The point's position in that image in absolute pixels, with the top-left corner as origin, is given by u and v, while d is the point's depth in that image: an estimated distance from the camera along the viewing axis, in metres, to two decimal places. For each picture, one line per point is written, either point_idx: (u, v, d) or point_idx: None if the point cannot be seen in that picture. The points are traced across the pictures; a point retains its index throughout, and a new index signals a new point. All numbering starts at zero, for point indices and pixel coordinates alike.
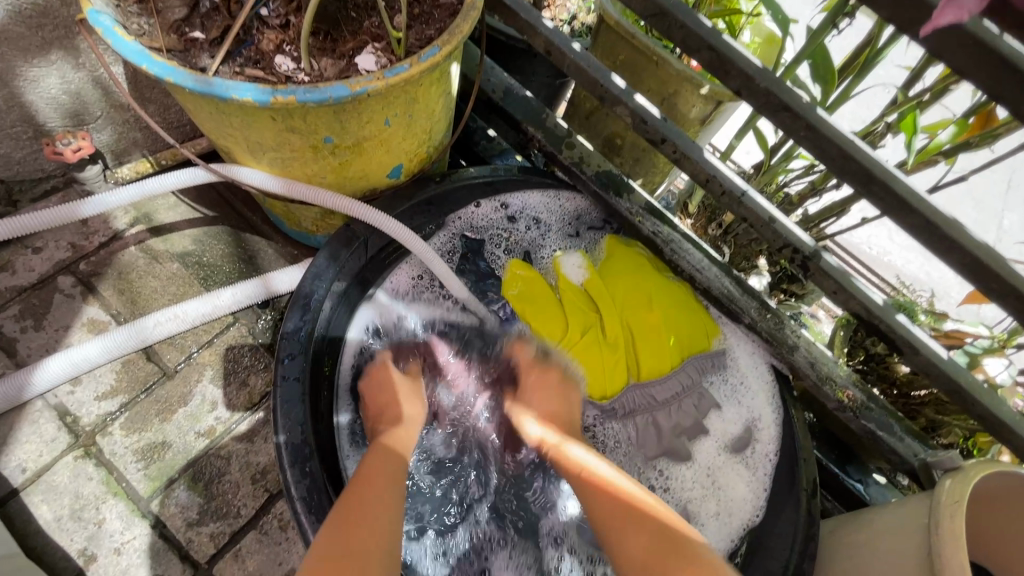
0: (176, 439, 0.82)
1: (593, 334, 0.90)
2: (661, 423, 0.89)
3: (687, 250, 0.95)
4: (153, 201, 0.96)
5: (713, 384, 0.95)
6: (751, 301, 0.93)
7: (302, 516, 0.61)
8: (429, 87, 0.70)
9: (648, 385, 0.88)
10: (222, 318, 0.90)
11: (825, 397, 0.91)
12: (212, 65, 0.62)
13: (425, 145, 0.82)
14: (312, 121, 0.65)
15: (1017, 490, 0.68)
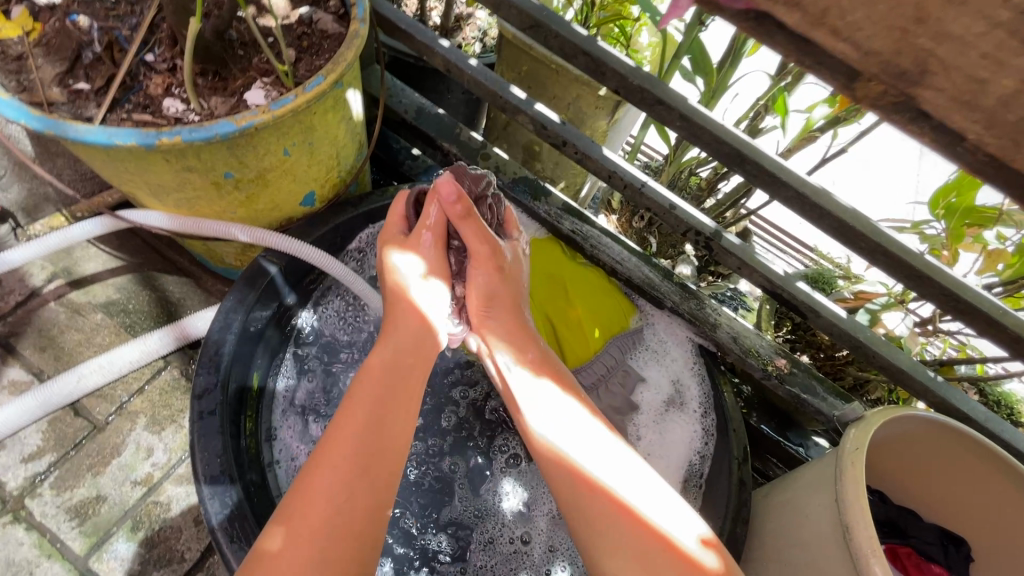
0: (111, 492, 0.80)
1: None
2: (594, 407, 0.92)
3: (605, 243, 1.00)
4: (72, 254, 0.96)
5: (637, 362, 0.99)
6: (672, 285, 0.99)
7: (225, 546, 0.61)
8: (324, 113, 0.73)
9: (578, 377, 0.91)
10: (152, 364, 0.90)
11: (751, 368, 0.96)
12: (96, 117, 0.63)
13: (335, 170, 0.84)
14: (206, 159, 0.66)
15: (918, 427, 0.73)
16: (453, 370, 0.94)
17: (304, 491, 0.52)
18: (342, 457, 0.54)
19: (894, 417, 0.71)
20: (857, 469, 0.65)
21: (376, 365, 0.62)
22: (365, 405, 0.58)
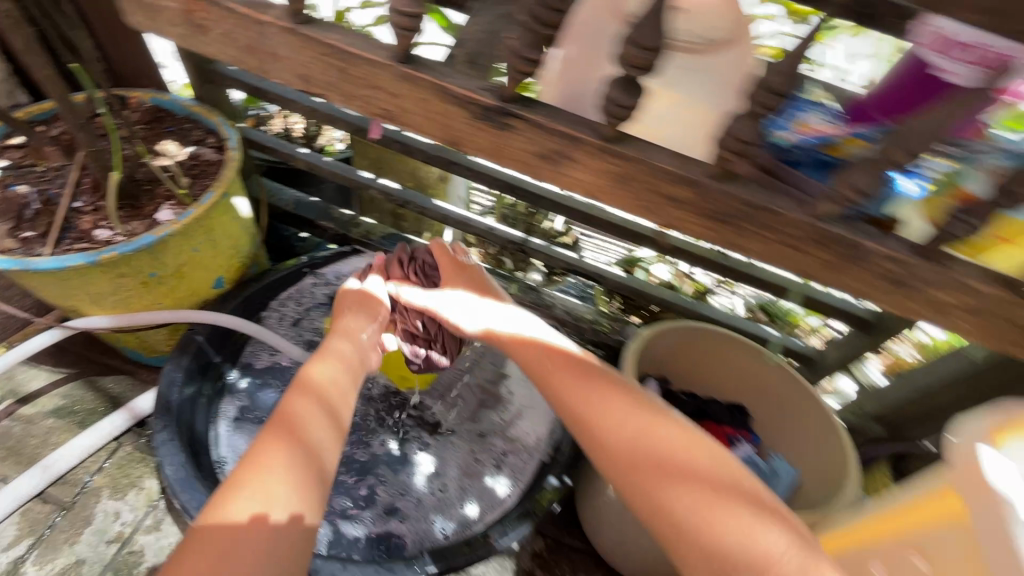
0: (90, 553, 0.96)
1: None
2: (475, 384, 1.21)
3: None
4: (16, 376, 1.12)
5: None
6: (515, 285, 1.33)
7: None
8: (218, 216, 1.01)
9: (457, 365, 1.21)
10: (107, 446, 1.07)
11: (582, 328, 1.31)
12: (45, 253, 0.87)
13: (236, 257, 1.11)
14: (134, 265, 0.92)
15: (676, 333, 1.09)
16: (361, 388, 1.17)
17: (254, 474, 0.60)
18: (286, 443, 0.63)
19: (657, 331, 1.07)
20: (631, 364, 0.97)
21: (313, 380, 0.71)
22: (305, 409, 0.67)
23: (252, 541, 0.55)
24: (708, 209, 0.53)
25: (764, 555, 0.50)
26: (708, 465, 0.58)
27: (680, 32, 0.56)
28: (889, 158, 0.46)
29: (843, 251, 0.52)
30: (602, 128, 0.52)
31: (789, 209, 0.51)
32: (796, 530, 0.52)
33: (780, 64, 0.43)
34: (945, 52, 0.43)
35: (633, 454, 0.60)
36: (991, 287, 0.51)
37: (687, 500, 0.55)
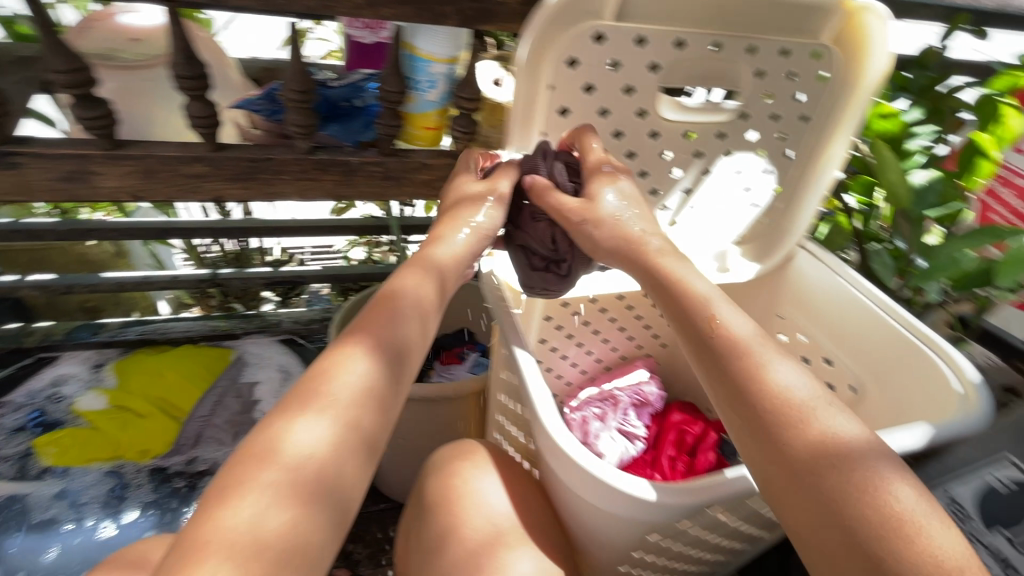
0: None
1: (129, 422, 1.15)
2: (222, 419, 1.20)
3: (170, 326, 1.35)
4: None
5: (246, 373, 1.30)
6: (238, 320, 1.40)
7: None
8: None
9: (196, 412, 1.19)
10: None
11: (315, 329, 1.45)
12: None
13: None
14: None
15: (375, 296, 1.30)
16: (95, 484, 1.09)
17: (236, 490, 0.45)
18: (267, 461, 0.47)
19: (358, 301, 1.26)
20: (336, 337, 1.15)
21: (364, 321, 0.59)
22: (328, 372, 0.54)
23: (225, 548, 0.41)
24: (232, 173, 0.71)
25: (831, 436, 0.48)
26: (739, 364, 0.54)
27: (132, 49, 0.74)
28: (290, 98, 0.65)
29: (338, 170, 0.74)
30: (101, 141, 0.65)
31: (282, 154, 0.71)
32: (803, 373, 0.54)
33: (174, 57, 0.59)
34: (353, 25, 0.73)
35: (716, 359, 0.56)
36: (435, 160, 0.77)
37: (742, 336, 0.56)
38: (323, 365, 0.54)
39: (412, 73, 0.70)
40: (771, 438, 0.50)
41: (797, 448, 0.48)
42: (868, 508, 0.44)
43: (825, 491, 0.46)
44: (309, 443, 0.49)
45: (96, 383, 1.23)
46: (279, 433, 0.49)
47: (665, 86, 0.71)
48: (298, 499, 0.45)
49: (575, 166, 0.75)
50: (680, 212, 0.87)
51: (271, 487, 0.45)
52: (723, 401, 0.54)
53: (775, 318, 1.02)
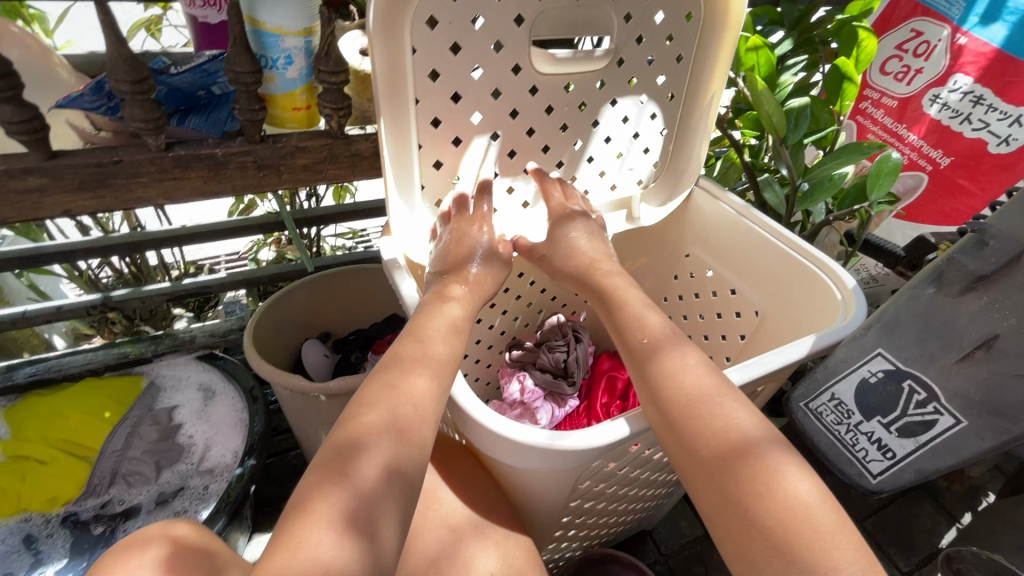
0: None
1: (31, 471, 1.05)
2: (139, 450, 1.12)
3: (67, 360, 1.23)
4: None
5: (164, 399, 1.24)
6: (144, 342, 1.30)
7: None
8: None
9: (109, 447, 1.11)
10: None
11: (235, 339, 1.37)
12: None
13: None
14: None
15: (292, 294, 1.25)
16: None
17: (307, 530, 0.47)
18: (331, 493, 0.50)
19: (273, 301, 1.20)
20: (251, 343, 1.10)
21: (405, 353, 0.63)
22: (377, 403, 0.58)
23: (313, 550, 0.45)
24: (77, 183, 0.64)
25: (724, 422, 0.58)
26: (660, 367, 0.65)
27: None
28: (123, 90, 0.59)
29: (203, 165, 0.69)
30: None
31: (132, 154, 0.65)
32: (716, 370, 0.64)
33: None
34: (194, 4, 0.68)
35: (645, 365, 0.66)
36: (310, 142, 0.73)
37: (673, 347, 0.67)
38: (371, 395, 0.59)
39: (264, 50, 0.65)
40: (677, 428, 0.60)
41: (699, 433, 0.58)
42: (747, 478, 0.54)
43: (715, 474, 0.57)
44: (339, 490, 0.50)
45: None
46: (345, 456, 0.52)
47: (534, 38, 0.70)
48: (372, 517, 0.49)
49: (457, 131, 0.73)
50: (575, 166, 0.88)
51: (341, 511, 0.48)
52: (659, 419, 0.61)
53: (684, 257, 1.06)
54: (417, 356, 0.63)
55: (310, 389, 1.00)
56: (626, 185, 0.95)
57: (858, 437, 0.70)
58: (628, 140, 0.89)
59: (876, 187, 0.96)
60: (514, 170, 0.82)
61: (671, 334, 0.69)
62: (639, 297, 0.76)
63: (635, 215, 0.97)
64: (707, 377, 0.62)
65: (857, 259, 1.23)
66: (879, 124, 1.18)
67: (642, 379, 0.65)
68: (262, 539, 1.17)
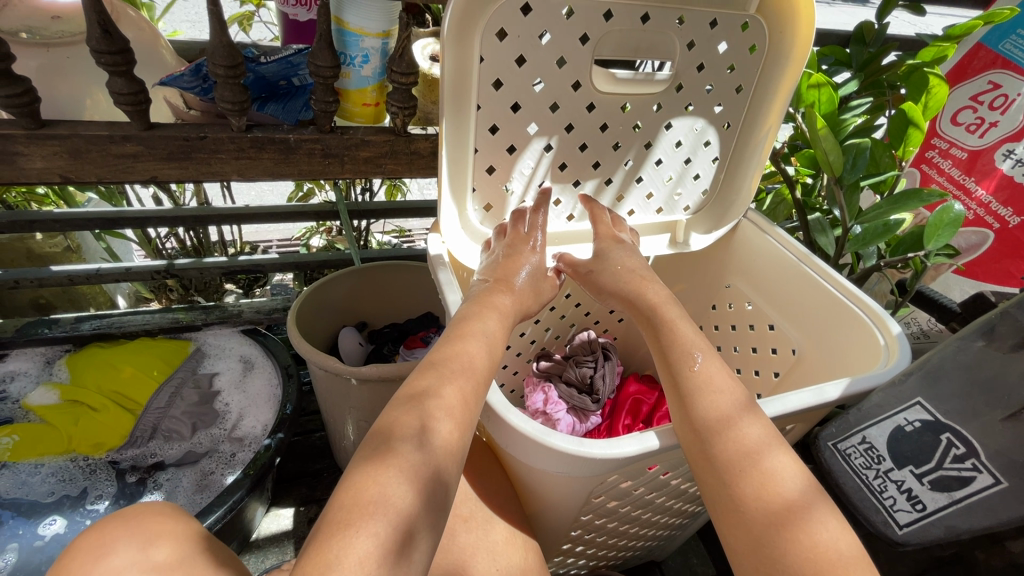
0: None
1: (84, 416, 1.14)
2: (180, 410, 1.19)
3: (127, 319, 1.33)
4: None
5: (207, 366, 1.31)
6: (197, 311, 1.38)
7: None
8: None
9: (153, 403, 1.18)
10: None
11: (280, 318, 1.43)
12: None
13: None
14: None
15: (339, 280, 1.30)
16: (46, 478, 1.08)
17: (361, 513, 0.48)
18: (386, 478, 0.51)
19: (319, 285, 1.26)
20: (294, 322, 1.15)
21: (450, 350, 0.65)
22: (442, 399, 0.59)
23: (376, 542, 0.47)
24: (165, 153, 0.71)
25: (765, 471, 0.57)
26: (709, 398, 0.64)
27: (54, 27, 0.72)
28: (218, 74, 0.65)
29: (276, 149, 0.75)
30: (26, 121, 0.65)
31: (216, 132, 0.71)
32: (761, 415, 0.62)
33: (93, 34, 0.60)
34: (287, 2, 0.74)
35: (685, 394, 0.66)
36: (375, 136, 0.78)
37: (714, 377, 0.67)
38: (434, 389, 0.60)
39: (344, 48, 0.70)
40: (715, 464, 0.59)
41: (738, 475, 0.58)
42: (785, 527, 0.54)
43: (747, 519, 0.56)
44: (395, 479, 0.51)
45: (49, 379, 1.23)
46: (398, 448, 0.54)
47: (596, 57, 0.73)
48: (434, 519, 0.52)
49: (512, 140, 0.76)
50: (624, 186, 0.89)
51: (409, 508, 0.50)
52: (695, 453, 0.61)
53: (724, 288, 1.06)
54: (467, 355, 0.65)
55: (343, 371, 1.04)
56: (673, 210, 0.96)
57: (888, 484, 0.67)
58: (679, 165, 0.90)
59: (933, 238, 0.92)
60: (562, 184, 0.85)
61: (716, 365, 0.68)
62: (683, 322, 0.75)
63: (680, 240, 0.98)
64: (749, 419, 0.61)
65: (908, 310, 1.18)
66: (944, 176, 1.14)
67: (683, 407, 0.64)
68: (279, 513, 1.21)
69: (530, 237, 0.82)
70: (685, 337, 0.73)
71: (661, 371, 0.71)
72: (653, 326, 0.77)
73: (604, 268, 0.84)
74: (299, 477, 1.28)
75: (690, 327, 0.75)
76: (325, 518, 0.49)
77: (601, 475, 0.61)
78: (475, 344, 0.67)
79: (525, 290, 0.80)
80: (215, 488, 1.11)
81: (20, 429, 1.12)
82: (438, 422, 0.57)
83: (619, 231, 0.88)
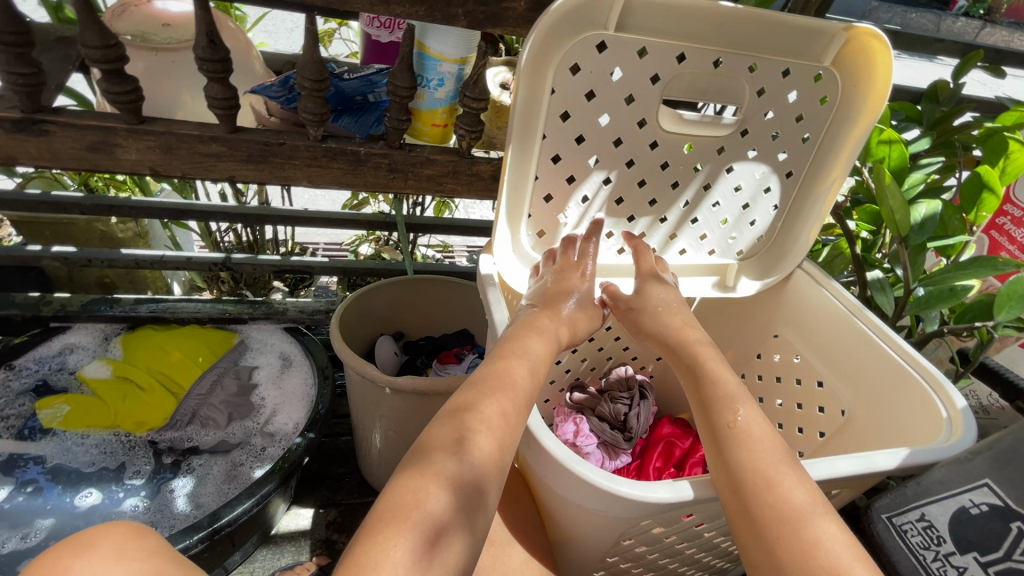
0: None
1: (131, 394, 1.20)
2: (219, 398, 1.23)
3: (181, 305, 1.39)
4: None
5: (249, 359, 1.35)
6: (245, 305, 1.44)
7: None
8: None
9: (196, 389, 1.22)
10: None
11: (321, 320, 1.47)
12: None
13: None
14: None
15: (383, 288, 1.34)
16: (89, 450, 1.13)
17: (398, 523, 0.48)
18: (425, 486, 0.51)
19: (365, 292, 1.30)
20: (337, 326, 1.18)
21: (492, 368, 0.66)
22: (483, 415, 0.59)
23: (408, 553, 0.46)
24: (245, 155, 0.75)
25: (807, 537, 0.55)
26: (748, 451, 0.61)
27: (165, 33, 0.80)
28: (304, 87, 0.69)
29: (345, 160, 0.78)
30: (127, 116, 0.70)
31: (294, 140, 0.75)
32: (805, 475, 0.60)
33: (199, 42, 0.64)
34: (372, 25, 0.78)
35: (723, 444, 0.63)
36: (440, 155, 0.80)
37: (757, 429, 0.64)
38: (478, 404, 0.60)
39: (422, 71, 0.73)
40: (754, 521, 0.57)
41: (781, 536, 0.55)
42: None
43: None
44: (435, 489, 0.51)
45: (104, 354, 1.30)
46: (436, 460, 0.54)
47: (663, 98, 0.73)
48: (470, 535, 0.51)
49: (572, 170, 0.77)
50: (678, 225, 0.89)
51: (443, 518, 0.49)
52: (731, 507, 0.59)
53: (771, 338, 1.02)
54: (509, 372, 0.65)
55: (378, 378, 1.06)
56: (724, 253, 0.94)
57: (946, 570, 0.62)
58: (735, 209, 0.89)
59: (1004, 309, 0.87)
60: (616, 217, 0.85)
61: (758, 418, 0.66)
62: (726, 369, 0.73)
63: (729, 284, 0.96)
64: (795, 478, 0.59)
65: (969, 382, 1.11)
66: (1016, 245, 1.08)
67: (721, 456, 0.62)
68: (299, 512, 1.22)
69: (580, 265, 0.82)
70: (726, 384, 0.71)
71: (699, 418, 0.69)
72: (694, 370, 0.75)
73: (645, 307, 0.83)
74: (321, 478, 1.30)
75: (732, 376, 0.73)
76: (365, 525, 0.49)
77: (635, 519, 0.59)
78: (519, 363, 0.67)
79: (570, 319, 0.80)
80: (244, 479, 1.13)
81: (73, 400, 1.18)
82: (479, 437, 0.57)
83: (662, 270, 0.86)
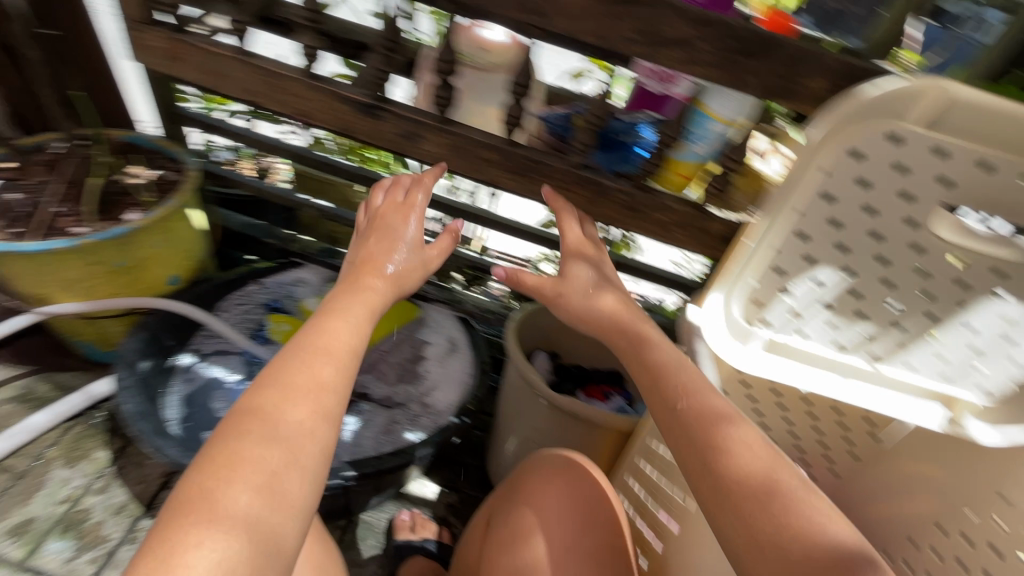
0: (40, 512, 1.08)
1: None
2: (395, 360, 1.41)
3: None
4: None
5: (423, 334, 1.49)
6: (432, 287, 1.62)
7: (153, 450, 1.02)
8: (177, 221, 1.24)
9: (380, 345, 1.41)
10: (61, 425, 1.20)
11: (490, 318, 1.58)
12: (35, 239, 1.08)
13: (187, 260, 1.33)
14: (104, 254, 1.13)
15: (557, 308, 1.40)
16: None
17: (237, 451, 0.52)
18: (239, 402, 0.58)
19: (540, 306, 1.37)
20: (513, 330, 1.27)
21: (327, 317, 0.71)
22: (293, 366, 0.62)
23: (248, 487, 0.50)
24: (513, 166, 0.84)
25: None
26: (790, 527, 0.51)
27: (481, 56, 0.79)
28: (588, 120, 0.80)
29: (592, 190, 0.84)
30: (437, 115, 0.82)
31: (555, 163, 0.82)
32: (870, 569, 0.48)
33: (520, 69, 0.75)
34: (647, 74, 0.80)
35: (767, 502, 0.54)
36: (679, 205, 0.83)
37: (811, 509, 0.53)
38: (289, 356, 0.63)
39: (691, 126, 0.78)
40: None
41: None
42: None
43: None
44: (277, 419, 0.56)
45: (320, 292, 1.55)
46: (297, 374, 0.61)
47: (948, 202, 0.66)
48: (306, 470, 0.54)
49: (815, 253, 0.75)
50: (915, 337, 0.78)
51: (291, 432, 0.55)
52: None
53: (965, 511, 0.77)
54: (343, 316, 0.72)
55: (539, 389, 1.11)
56: (965, 385, 0.79)
57: None
58: (995, 340, 0.73)
59: None
60: (842, 308, 0.79)
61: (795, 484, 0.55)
62: (736, 427, 0.61)
63: (959, 421, 0.78)
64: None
65: None
66: None
67: (733, 512, 0.55)
68: (426, 484, 1.33)
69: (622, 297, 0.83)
70: (758, 446, 0.59)
71: (701, 476, 0.59)
72: (699, 415, 0.63)
73: (656, 347, 0.74)
74: (452, 461, 1.40)
75: (751, 434, 0.61)
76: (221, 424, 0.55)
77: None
78: (340, 322, 0.71)
79: (642, 356, 0.74)
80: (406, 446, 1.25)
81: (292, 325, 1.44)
82: (275, 403, 0.57)
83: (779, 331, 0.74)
